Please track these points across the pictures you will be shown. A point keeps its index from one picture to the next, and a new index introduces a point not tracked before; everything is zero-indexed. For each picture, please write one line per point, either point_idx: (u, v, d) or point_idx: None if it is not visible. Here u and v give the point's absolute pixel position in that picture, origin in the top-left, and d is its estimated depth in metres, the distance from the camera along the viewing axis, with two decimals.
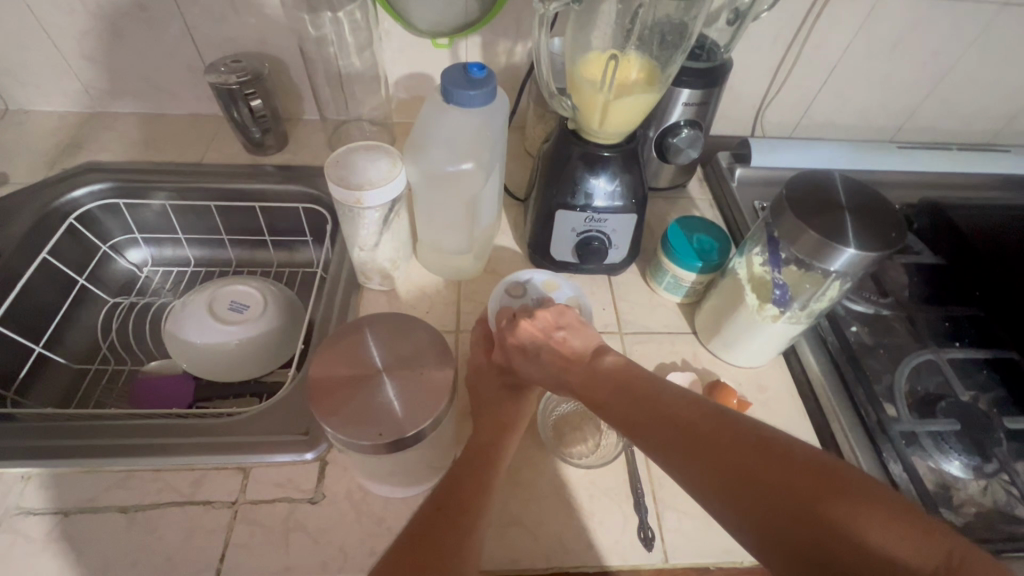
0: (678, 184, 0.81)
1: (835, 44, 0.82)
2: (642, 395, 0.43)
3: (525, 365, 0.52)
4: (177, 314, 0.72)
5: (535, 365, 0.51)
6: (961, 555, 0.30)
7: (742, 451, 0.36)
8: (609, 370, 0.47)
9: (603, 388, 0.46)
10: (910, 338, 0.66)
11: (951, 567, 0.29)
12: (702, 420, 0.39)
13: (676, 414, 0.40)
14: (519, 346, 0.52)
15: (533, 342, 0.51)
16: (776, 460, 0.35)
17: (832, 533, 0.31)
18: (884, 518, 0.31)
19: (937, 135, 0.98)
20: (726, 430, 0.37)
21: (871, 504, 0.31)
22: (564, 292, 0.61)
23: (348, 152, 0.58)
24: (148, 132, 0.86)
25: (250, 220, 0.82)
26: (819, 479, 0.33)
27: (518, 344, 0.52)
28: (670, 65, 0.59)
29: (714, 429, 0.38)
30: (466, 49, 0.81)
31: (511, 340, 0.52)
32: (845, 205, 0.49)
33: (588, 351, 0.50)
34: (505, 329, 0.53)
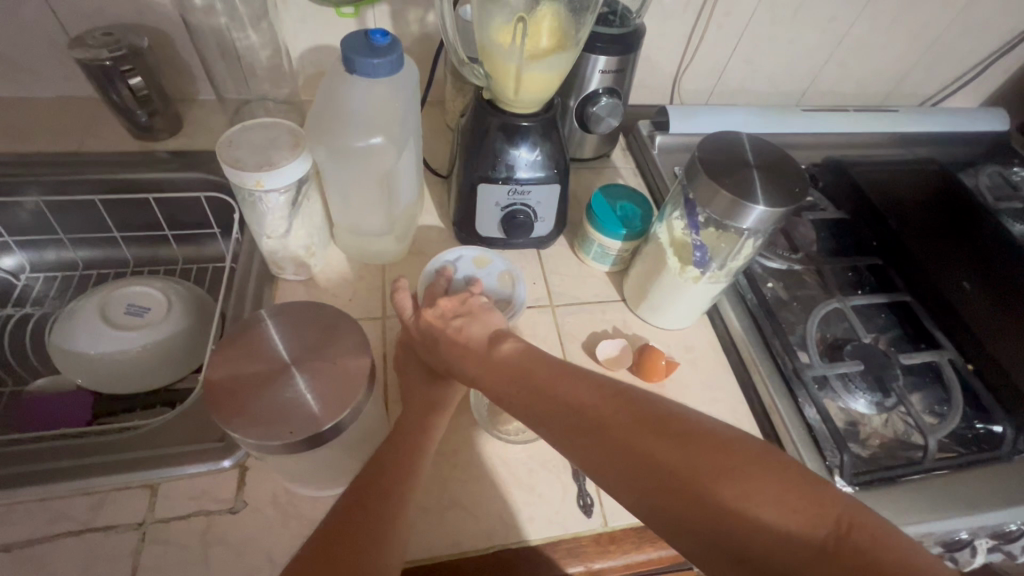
0: (602, 154, 0.82)
1: (742, 11, 0.84)
2: (531, 379, 0.41)
3: (431, 355, 0.51)
4: (64, 324, 0.64)
5: (437, 355, 0.50)
6: (847, 519, 0.29)
7: (632, 429, 0.35)
8: (506, 355, 0.44)
9: (498, 371, 0.43)
10: (819, 290, 0.70)
11: (837, 533, 0.29)
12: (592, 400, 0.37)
13: (567, 394, 0.38)
14: (425, 337, 0.51)
15: (434, 331, 0.50)
16: (664, 436, 0.34)
17: (714, 511, 0.31)
18: (772, 490, 0.31)
19: (837, 99, 1.04)
20: (616, 409, 0.36)
21: (760, 477, 0.31)
22: (494, 267, 0.62)
23: (242, 132, 0.53)
24: (9, 119, 0.75)
25: (145, 214, 0.74)
26: (707, 457, 0.32)
27: (422, 334, 0.51)
28: (580, 29, 0.58)
29: (606, 408, 0.36)
30: (375, 18, 0.76)
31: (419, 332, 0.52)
32: (754, 165, 0.51)
33: (489, 337, 0.48)
34: (411, 320, 0.53)
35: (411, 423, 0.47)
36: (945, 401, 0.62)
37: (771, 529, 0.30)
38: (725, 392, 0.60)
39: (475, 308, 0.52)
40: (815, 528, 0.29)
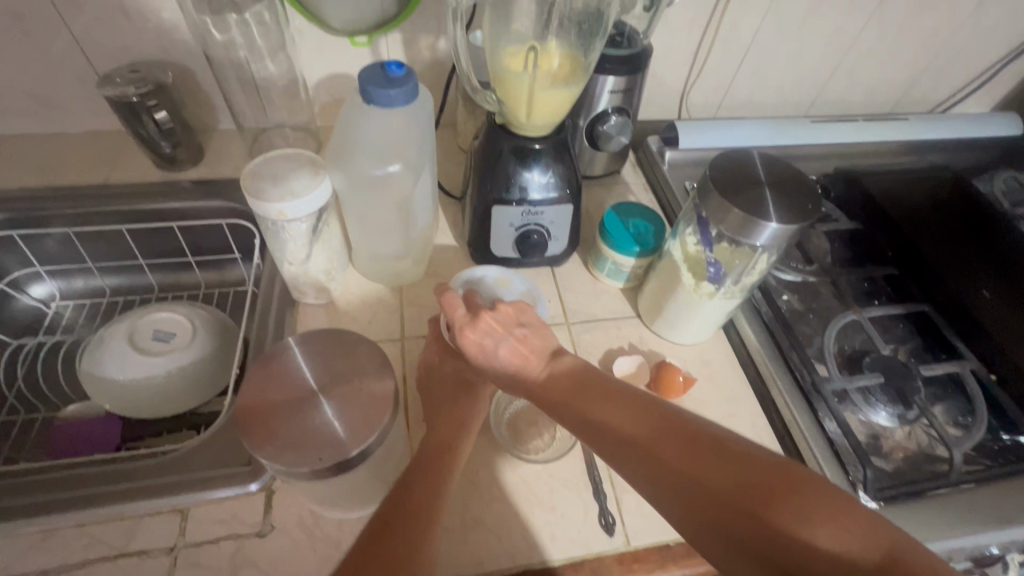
0: (612, 170, 0.83)
1: (748, 26, 0.85)
2: (588, 398, 0.42)
3: (482, 362, 0.49)
4: (93, 352, 0.66)
5: (490, 365, 0.48)
6: (899, 546, 0.30)
7: (686, 454, 0.36)
8: (562, 374, 0.45)
9: (554, 391, 0.44)
10: (835, 302, 0.70)
11: (892, 559, 0.30)
12: (645, 425, 0.38)
13: (619, 419, 0.39)
14: (477, 348, 0.48)
15: (491, 344, 0.48)
16: (718, 462, 0.35)
17: (771, 535, 0.32)
18: (828, 517, 0.31)
19: (846, 108, 1.04)
20: (670, 435, 0.37)
21: (814, 503, 0.32)
22: (515, 287, 0.62)
23: (266, 163, 0.55)
24: (40, 153, 0.78)
25: (169, 241, 0.76)
26: (763, 483, 0.33)
27: (473, 341, 0.48)
28: (591, 53, 0.59)
29: (659, 432, 0.38)
30: (387, 46, 0.78)
31: (468, 343, 0.49)
32: (765, 182, 0.51)
33: (546, 352, 0.48)
34: (459, 322, 0.49)
35: (435, 442, 0.48)
36: (969, 412, 0.61)
37: (825, 554, 0.30)
38: (744, 407, 0.60)
39: (533, 321, 0.51)
40: (870, 553, 0.30)
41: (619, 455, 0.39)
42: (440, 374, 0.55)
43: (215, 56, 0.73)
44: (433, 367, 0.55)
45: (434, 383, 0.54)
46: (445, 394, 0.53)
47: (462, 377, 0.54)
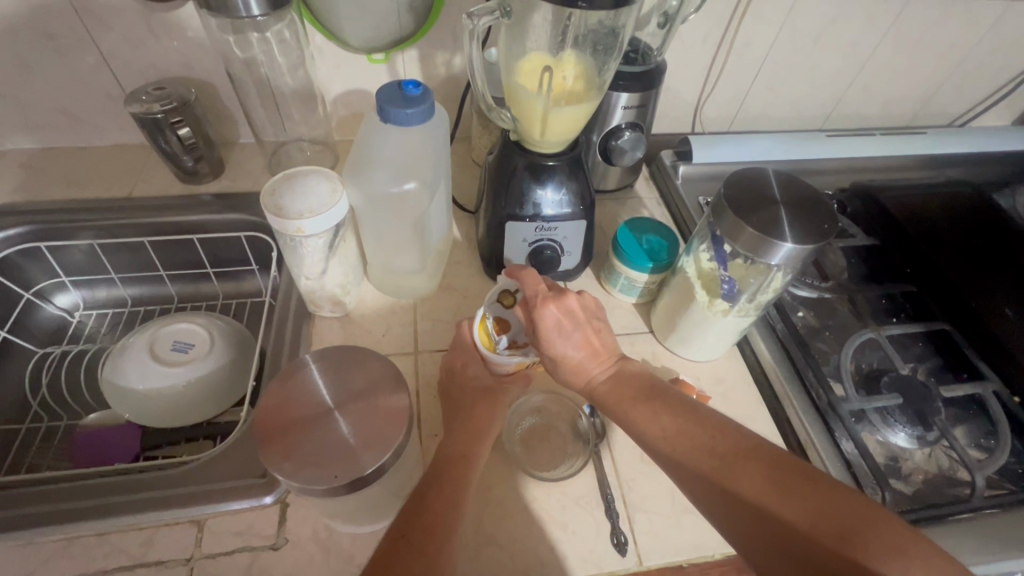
0: (625, 185, 0.83)
1: (763, 41, 0.85)
2: (663, 407, 0.46)
3: (558, 343, 0.51)
4: (114, 361, 0.67)
5: (565, 346, 0.51)
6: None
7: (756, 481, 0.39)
8: (635, 379, 0.50)
9: (626, 403, 0.48)
10: (852, 319, 0.69)
11: None
12: (716, 452, 0.41)
13: (689, 443, 0.43)
14: (553, 326, 0.51)
15: (569, 327, 0.52)
16: (788, 492, 0.38)
17: (840, 556, 0.34)
18: (895, 548, 0.34)
19: (861, 121, 1.03)
20: (741, 463, 0.40)
21: (883, 533, 0.35)
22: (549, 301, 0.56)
23: (284, 179, 0.56)
24: (68, 166, 0.80)
25: (190, 253, 0.78)
26: (833, 510, 0.36)
27: (551, 323, 0.51)
28: (604, 71, 0.60)
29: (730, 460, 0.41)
30: (404, 63, 0.79)
31: (546, 320, 0.51)
32: (780, 201, 0.51)
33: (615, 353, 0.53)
34: (538, 299, 0.53)
35: (451, 451, 0.48)
36: (991, 435, 0.60)
37: None
38: (759, 426, 0.59)
39: (603, 317, 0.55)
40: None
41: (688, 478, 0.42)
42: (453, 387, 0.55)
43: (237, 73, 0.75)
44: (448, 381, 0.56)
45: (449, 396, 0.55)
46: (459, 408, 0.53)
47: (488, 385, 0.55)
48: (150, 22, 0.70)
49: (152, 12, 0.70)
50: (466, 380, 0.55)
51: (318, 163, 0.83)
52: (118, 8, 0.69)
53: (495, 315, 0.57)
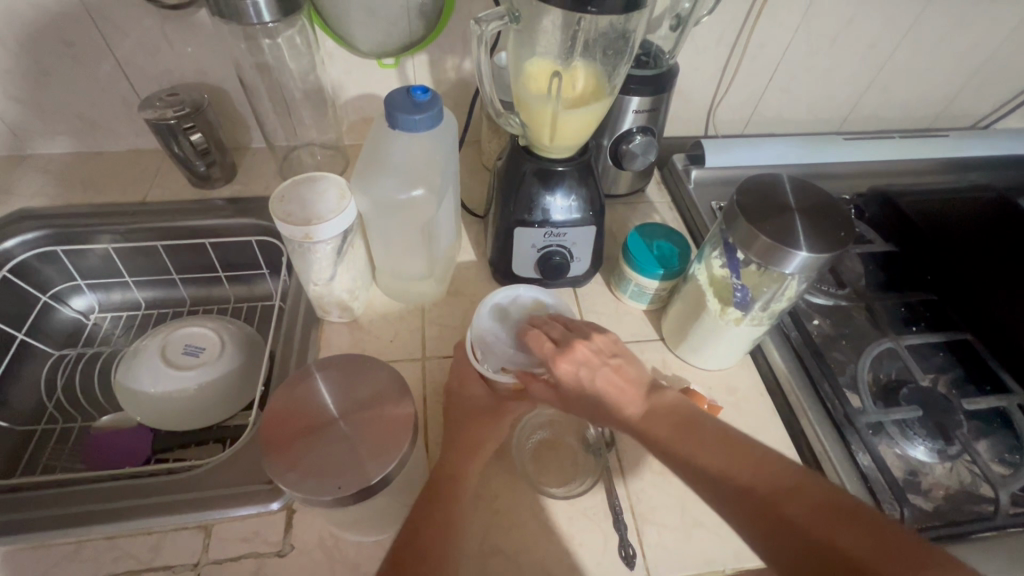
0: (636, 189, 0.82)
1: (778, 43, 0.84)
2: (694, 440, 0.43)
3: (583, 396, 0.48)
4: (127, 364, 0.68)
5: (589, 397, 0.48)
6: None
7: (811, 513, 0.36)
8: (667, 412, 0.46)
9: (664, 437, 0.44)
10: (869, 328, 0.68)
11: None
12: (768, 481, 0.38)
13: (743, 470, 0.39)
14: (574, 379, 0.48)
15: (589, 377, 0.48)
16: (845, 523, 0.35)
17: None
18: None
19: (880, 123, 1.01)
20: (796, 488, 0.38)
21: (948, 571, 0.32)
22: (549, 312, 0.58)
23: (293, 186, 0.56)
24: (85, 171, 0.82)
25: (202, 257, 0.79)
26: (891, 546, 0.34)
27: (569, 373, 0.49)
28: (615, 75, 0.59)
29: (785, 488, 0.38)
30: (414, 67, 0.79)
31: (569, 372, 0.49)
32: (794, 208, 0.50)
33: (644, 385, 0.49)
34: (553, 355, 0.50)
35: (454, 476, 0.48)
36: (1017, 450, 0.58)
37: None
38: (773, 437, 0.58)
39: (626, 350, 0.52)
40: None
41: (731, 506, 0.39)
42: (461, 395, 0.54)
43: (249, 79, 0.75)
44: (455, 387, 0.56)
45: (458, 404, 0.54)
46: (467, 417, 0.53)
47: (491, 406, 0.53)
48: (164, 28, 0.71)
49: (167, 19, 0.70)
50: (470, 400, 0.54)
51: (328, 167, 0.83)
52: (134, 16, 0.69)
53: (485, 328, 0.56)
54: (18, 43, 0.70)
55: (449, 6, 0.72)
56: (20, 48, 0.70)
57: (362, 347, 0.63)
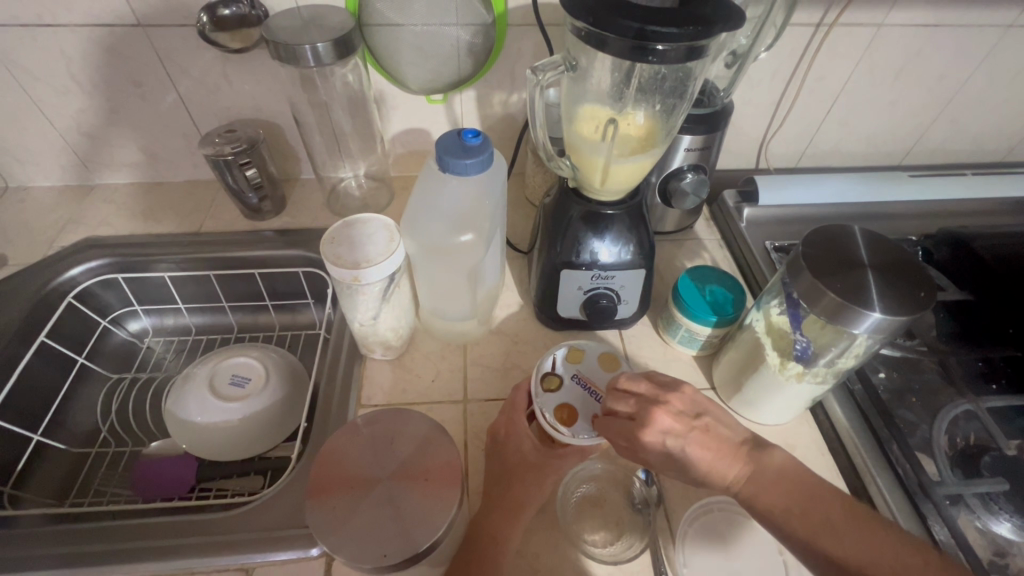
0: (685, 226, 0.79)
1: (838, 76, 0.80)
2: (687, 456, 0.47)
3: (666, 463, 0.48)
4: (177, 392, 0.69)
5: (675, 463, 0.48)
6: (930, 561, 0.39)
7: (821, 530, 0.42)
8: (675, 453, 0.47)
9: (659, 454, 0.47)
10: (944, 385, 0.62)
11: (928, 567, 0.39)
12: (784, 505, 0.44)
13: (773, 498, 0.45)
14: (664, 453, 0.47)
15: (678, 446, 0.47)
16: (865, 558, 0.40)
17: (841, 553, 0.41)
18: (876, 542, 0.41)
19: (947, 157, 0.95)
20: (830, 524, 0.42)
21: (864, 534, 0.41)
22: (590, 359, 0.57)
23: (344, 228, 0.57)
24: (145, 201, 0.85)
25: (251, 286, 0.80)
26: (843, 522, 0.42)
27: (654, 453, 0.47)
28: (673, 116, 0.57)
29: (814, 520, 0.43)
30: (462, 103, 0.79)
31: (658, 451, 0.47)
32: (867, 264, 0.46)
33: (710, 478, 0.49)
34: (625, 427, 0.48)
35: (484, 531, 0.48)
36: None
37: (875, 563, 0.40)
38: None
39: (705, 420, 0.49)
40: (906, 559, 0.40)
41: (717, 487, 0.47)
42: (506, 445, 0.52)
43: (302, 114, 0.77)
44: (498, 424, 0.54)
45: (498, 448, 0.53)
46: (507, 464, 0.51)
47: (529, 461, 0.51)
48: (226, 69, 0.74)
49: (229, 60, 0.73)
50: (509, 450, 0.52)
51: (373, 200, 0.84)
52: (199, 58, 0.73)
53: (554, 404, 0.52)
54: (94, 84, 0.74)
55: (499, 44, 0.72)
56: (93, 87, 0.75)
57: (403, 387, 0.62)
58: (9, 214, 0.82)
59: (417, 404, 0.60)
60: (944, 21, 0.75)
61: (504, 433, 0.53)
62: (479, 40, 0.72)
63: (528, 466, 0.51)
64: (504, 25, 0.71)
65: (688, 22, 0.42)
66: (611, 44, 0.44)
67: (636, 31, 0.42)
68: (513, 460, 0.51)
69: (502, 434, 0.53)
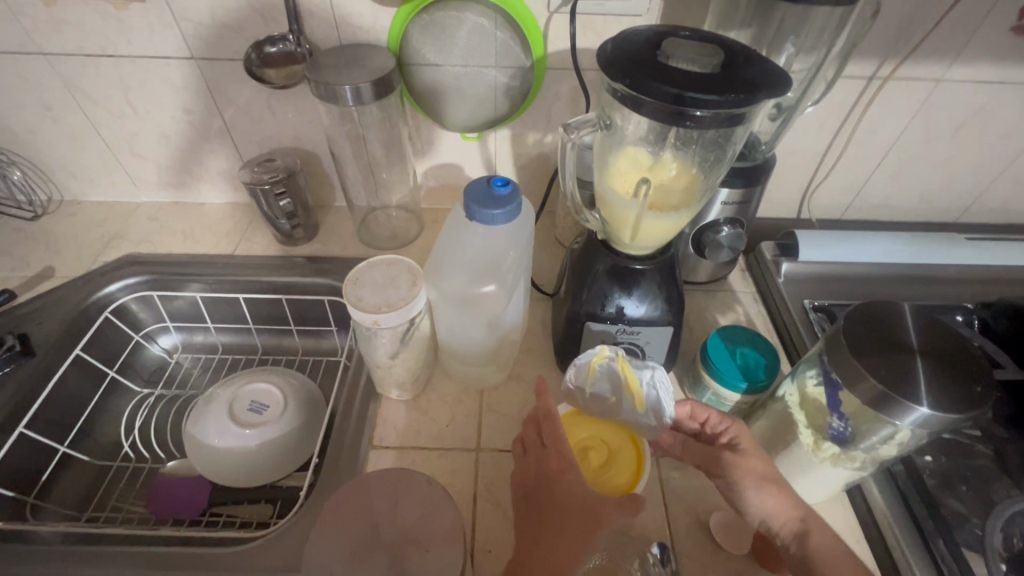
0: (718, 276, 0.76)
1: (890, 129, 0.76)
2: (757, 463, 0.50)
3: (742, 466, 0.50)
4: (198, 414, 0.70)
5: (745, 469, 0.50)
6: None
7: None
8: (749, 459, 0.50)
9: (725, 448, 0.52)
10: (998, 475, 0.57)
11: None
12: (832, 548, 0.44)
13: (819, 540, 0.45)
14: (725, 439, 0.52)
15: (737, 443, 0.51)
16: None
17: None
18: None
19: (1009, 217, 0.89)
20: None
21: None
22: (602, 378, 0.58)
23: (368, 268, 0.57)
24: (186, 221, 0.88)
25: (277, 310, 0.81)
26: None
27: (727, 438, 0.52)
28: (712, 174, 0.55)
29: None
30: (496, 140, 0.79)
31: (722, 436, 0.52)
32: (916, 350, 0.43)
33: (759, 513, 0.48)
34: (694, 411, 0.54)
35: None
36: None
37: None
38: None
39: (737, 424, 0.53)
40: None
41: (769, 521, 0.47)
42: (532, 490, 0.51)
43: (339, 146, 0.79)
44: (530, 466, 0.53)
45: (544, 490, 0.50)
46: (542, 500, 0.50)
47: (581, 500, 0.49)
48: (270, 101, 0.76)
49: (274, 93, 0.75)
50: (560, 490, 0.50)
51: (402, 231, 0.85)
52: (246, 90, 0.75)
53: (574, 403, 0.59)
54: (148, 110, 0.78)
55: (536, 87, 0.72)
56: (147, 113, 0.78)
57: (417, 430, 0.61)
58: (61, 227, 0.87)
59: (430, 450, 0.59)
60: (1011, 79, 0.70)
61: (557, 471, 0.51)
62: (516, 83, 0.72)
63: (550, 496, 0.50)
64: (542, 68, 0.70)
65: (728, 90, 0.40)
66: (646, 107, 0.42)
67: (673, 97, 0.40)
68: (566, 500, 0.49)
69: (535, 481, 0.52)
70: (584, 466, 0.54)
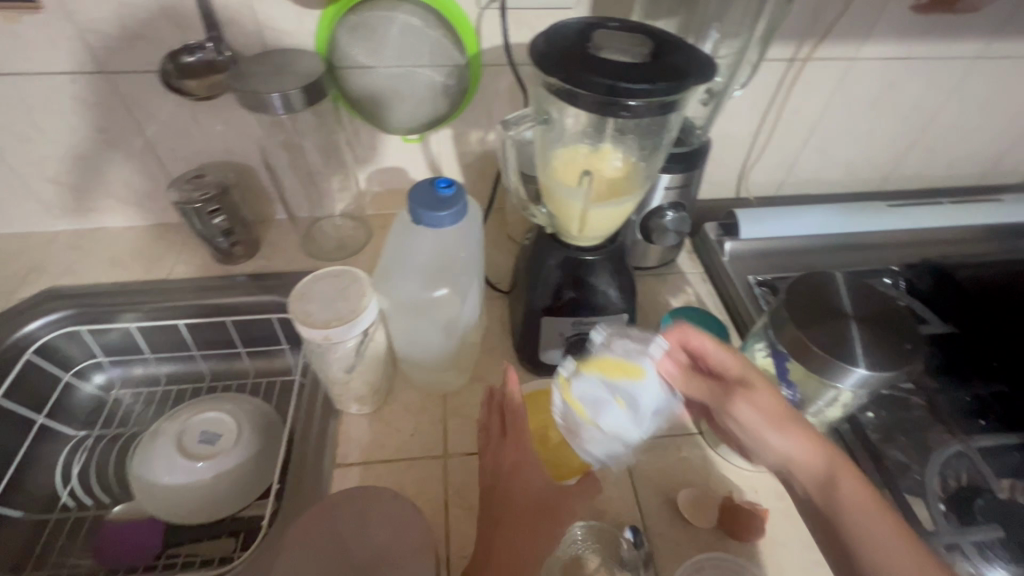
0: (668, 260, 0.78)
1: (813, 107, 0.80)
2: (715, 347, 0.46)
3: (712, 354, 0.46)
4: (143, 450, 0.66)
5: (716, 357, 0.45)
6: None
7: (810, 455, 0.40)
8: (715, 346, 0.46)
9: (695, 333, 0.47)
10: (933, 423, 0.61)
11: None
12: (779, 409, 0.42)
13: (769, 403, 0.42)
14: (705, 344, 0.46)
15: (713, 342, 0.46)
16: (830, 485, 0.39)
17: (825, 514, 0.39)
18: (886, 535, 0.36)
19: (925, 183, 0.96)
20: (806, 442, 0.41)
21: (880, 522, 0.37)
22: (591, 399, 0.44)
23: (314, 282, 0.55)
24: (112, 247, 0.82)
25: (223, 333, 0.77)
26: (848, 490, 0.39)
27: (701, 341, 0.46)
28: (651, 161, 0.56)
29: (791, 438, 0.41)
30: (438, 141, 0.78)
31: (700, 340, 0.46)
32: (850, 315, 0.46)
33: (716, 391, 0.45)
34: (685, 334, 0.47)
35: None
36: None
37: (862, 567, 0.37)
38: None
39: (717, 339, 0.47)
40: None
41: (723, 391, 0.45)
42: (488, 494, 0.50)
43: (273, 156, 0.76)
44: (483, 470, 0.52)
45: (500, 494, 0.50)
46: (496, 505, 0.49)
47: (541, 500, 0.50)
48: (195, 114, 0.72)
49: (197, 104, 0.71)
50: (516, 492, 0.50)
51: (350, 240, 0.82)
52: (165, 103, 0.71)
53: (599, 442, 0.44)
54: (56, 130, 0.72)
55: (474, 84, 0.72)
56: (56, 134, 0.72)
57: (381, 444, 0.59)
58: None
59: (396, 462, 0.58)
60: (915, 54, 0.76)
61: (508, 470, 0.51)
62: (453, 81, 0.71)
63: (506, 500, 0.49)
64: (478, 65, 0.70)
65: (659, 79, 0.41)
66: (582, 100, 0.43)
67: (607, 88, 0.41)
68: (521, 499, 0.49)
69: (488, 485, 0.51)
70: (543, 446, 0.57)
